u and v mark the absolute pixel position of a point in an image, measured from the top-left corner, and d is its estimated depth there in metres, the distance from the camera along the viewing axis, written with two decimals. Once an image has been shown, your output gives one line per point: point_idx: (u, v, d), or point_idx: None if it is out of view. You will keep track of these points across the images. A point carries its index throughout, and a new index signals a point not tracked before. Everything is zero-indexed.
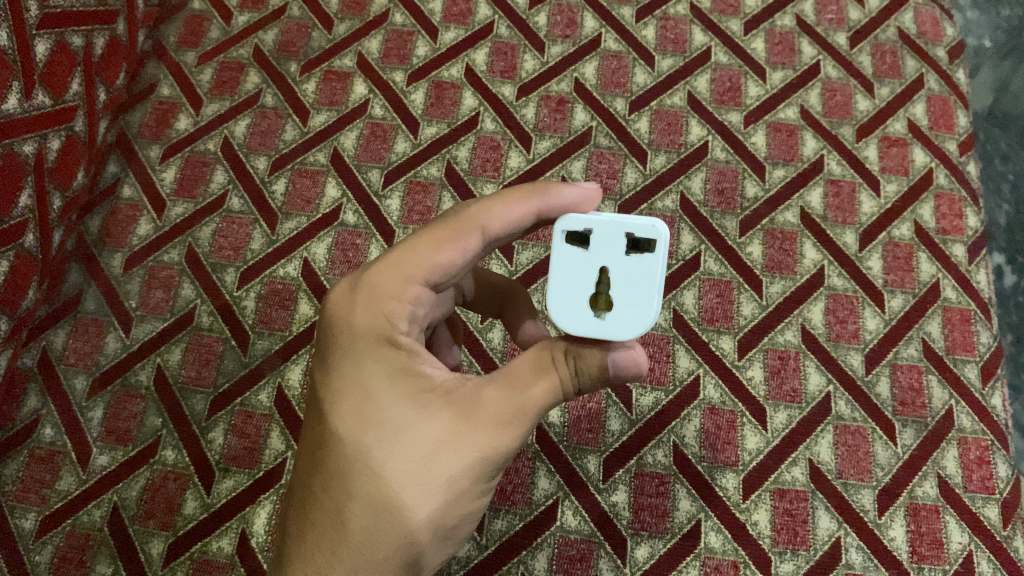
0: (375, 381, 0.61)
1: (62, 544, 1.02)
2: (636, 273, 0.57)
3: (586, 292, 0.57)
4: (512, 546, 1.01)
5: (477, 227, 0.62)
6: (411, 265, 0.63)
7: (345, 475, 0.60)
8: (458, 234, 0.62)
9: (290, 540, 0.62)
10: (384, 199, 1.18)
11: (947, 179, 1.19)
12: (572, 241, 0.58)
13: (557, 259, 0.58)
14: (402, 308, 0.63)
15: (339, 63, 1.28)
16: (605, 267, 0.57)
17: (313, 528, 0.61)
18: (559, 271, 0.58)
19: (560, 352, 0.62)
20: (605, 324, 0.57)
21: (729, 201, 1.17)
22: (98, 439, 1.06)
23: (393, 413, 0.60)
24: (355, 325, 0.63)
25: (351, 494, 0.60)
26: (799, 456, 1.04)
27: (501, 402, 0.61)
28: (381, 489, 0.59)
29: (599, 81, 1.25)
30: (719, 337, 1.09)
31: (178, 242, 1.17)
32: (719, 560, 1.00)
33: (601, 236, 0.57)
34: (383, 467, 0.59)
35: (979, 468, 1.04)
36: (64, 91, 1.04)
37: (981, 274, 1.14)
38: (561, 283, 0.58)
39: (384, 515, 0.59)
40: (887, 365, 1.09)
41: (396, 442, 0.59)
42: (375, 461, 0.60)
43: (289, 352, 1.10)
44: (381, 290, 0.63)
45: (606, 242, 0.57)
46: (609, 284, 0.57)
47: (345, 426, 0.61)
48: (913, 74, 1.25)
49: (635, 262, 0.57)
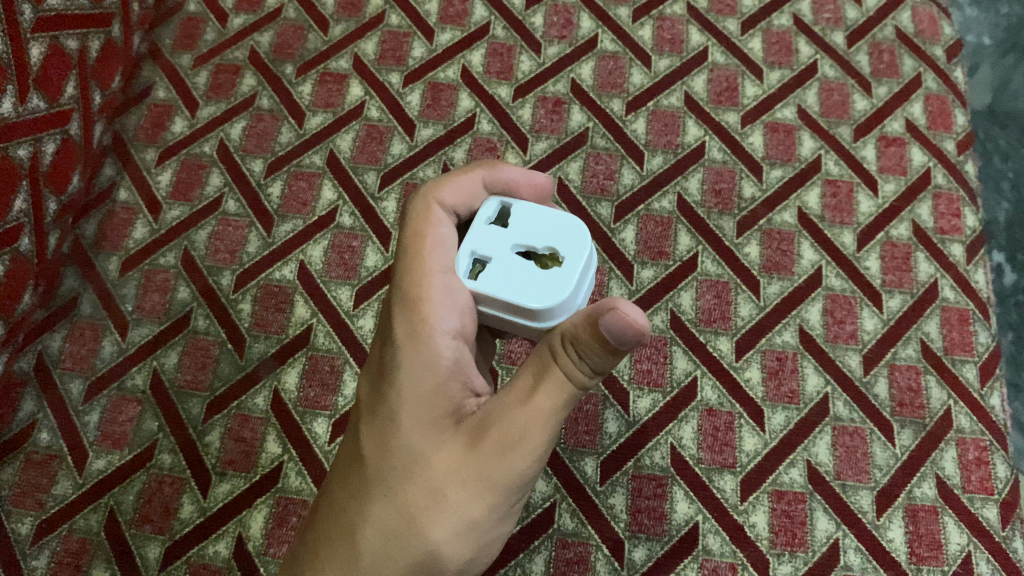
0: (398, 401, 0.63)
1: (59, 549, 1.02)
2: (525, 224, 0.66)
3: (530, 269, 0.64)
4: (509, 549, 1.00)
5: (434, 201, 0.68)
6: (426, 262, 0.65)
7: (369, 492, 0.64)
8: (431, 216, 0.67)
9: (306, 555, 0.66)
10: (379, 201, 1.18)
11: (945, 179, 1.18)
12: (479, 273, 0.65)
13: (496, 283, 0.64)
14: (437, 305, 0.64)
15: (335, 64, 1.28)
16: (516, 248, 0.65)
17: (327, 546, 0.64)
18: (502, 286, 0.64)
19: (558, 343, 0.61)
20: (567, 262, 0.63)
21: (726, 201, 1.17)
22: (94, 443, 1.06)
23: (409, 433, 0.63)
24: (396, 336, 0.65)
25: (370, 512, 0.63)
26: (797, 458, 1.04)
27: (509, 422, 0.61)
28: (400, 508, 0.62)
29: (595, 81, 1.25)
30: (717, 338, 1.09)
31: (174, 245, 1.17)
32: (717, 562, 0.99)
33: (479, 242, 0.66)
34: (398, 492, 0.62)
35: (978, 468, 1.03)
36: (59, 94, 1.04)
37: (980, 274, 1.13)
38: (516, 286, 0.63)
39: (403, 534, 0.62)
40: (886, 365, 1.08)
41: (412, 461, 0.62)
42: (395, 482, 0.62)
43: (286, 354, 1.09)
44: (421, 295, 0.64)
45: (490, 238, 0.66)
46: (531, 243, 0.65)
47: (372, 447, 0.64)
48: (911, 74, 1.25)
49: (516, 222, 0.66)
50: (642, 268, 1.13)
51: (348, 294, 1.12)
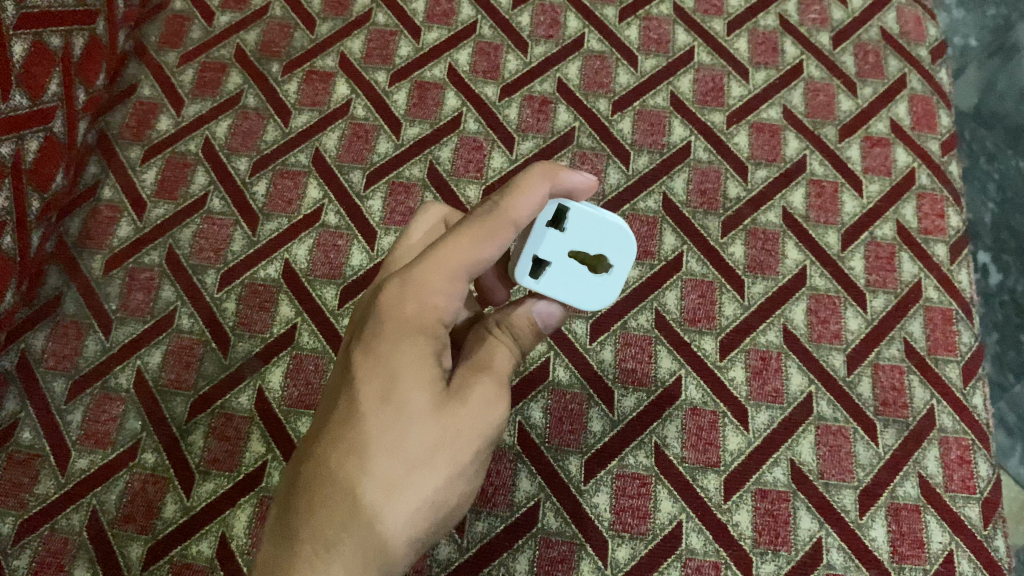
0: (406, 360, 0.55)
1: (41, 549, 1.01)
2: (575, 227, 0.66)
3: (576, 273, 0.67)
4: (492, 548, 1.00)
5: (511, 223, 0.59)
6: (453, 260, 0.58)
7: (365, 454, 0.51)
8: (499, 232, 0.59)
9: (288, 543, 0.50)
10: (365, 200, 1.18)
11: (929, 179, 1.19)
12: (536, 265, 0.66)
13: (554, 288, 0.67)
14: (462, 253, 0.58)
15: (322, 63, 1.27)
16: (569, 253, 0.67)
17: (312, 526, 0.50)
18: (556, 288, 0.67)
19: (492, 326, 0.65)
20: (601, 278, 0.67)
21: (711, 201, 1.17)
22: (77, 442, 1.05)
23: (398, 365, 0.54)
24: (392, 312, 0.57)
25: (368, 475, 0.51)
26: (780, 457, 1.04)
27: (497, 396, 0.58)
28: (397, 495, 0.51)
29: (582, 81, 1.25)
30: (701, 337, 1.09)
31: (159, 243, 1.16)
32: (700, 561, 1.00)
33: (550, 246, 0.66)
34: (409, 473, 0.52)
35: (960, 468, 1.04)
36: (42, 91, 1.03)
37: (963, 274, 1.14)
38: (565, 285, 0.67)
39: (385, 503, 0.51)
40: (869, 365, 1.09)
41: (426, 437, 0.53)
42: (399, 458, 0.52)
43: (271, 353, 1.09)
44: (446, 242, 0.58)
45: (549, 243, 0.66)
46: (577, 252, 0.67)
47: (364, 400, 0.53)
48: (896, 75, 1.26)
49: (567, 226, 0.66)
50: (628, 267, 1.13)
51: (333, 293, 1.12)
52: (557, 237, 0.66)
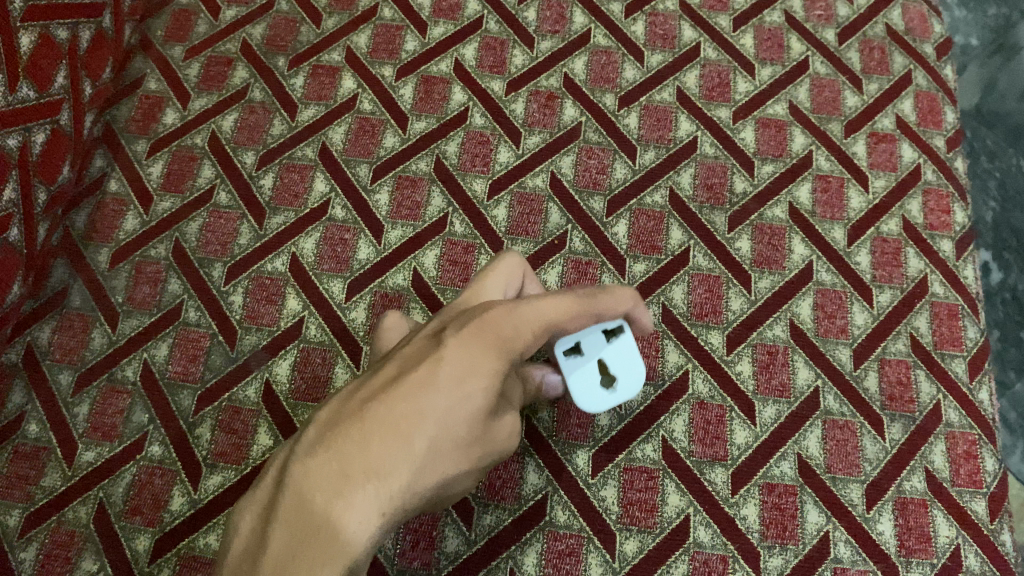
0: (497, 365, 0.58)
1: (47, 542, 1.01)
2: (619, 348, 0.85)
3: (592, 377, 0.87)
4: (500, 541, 1.00)
5: (598, 310, 0.76)
6: (555, 309, 0.65)
7: (427, 420, 0.51)
8: (589, 312, 0.72)
9: (356, 457, 0.47)
10: (372, 194, 1.18)
11: (935, 175, 1.20)
12: (571, 353, 0.85)
13: (571, 375, 0.87)
14: (538, 318, 0.63)
15: (328, 57, 1.27)
16: (600, 360, 0.85)
17: (376, 452, 0.48)
18: (572, 376, 0.87)
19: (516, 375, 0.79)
20: (606, 395, 0.88)
21: (717, 196, 1.17)
22: (83, 435, 1.05)
23: (468, 362, 0.55)
24: (504, 317, 0.60)
25: (434, 436, 0.51)
26: (787, 451, 1.04)
27: (492, 429, 0.63)
28: (433, 469, 0.52)
29: (588, 76, 1.25)
30: (708, 332, 1.09)
31: (165, 237, 1.16)
32: (708, 554, 0.99)
33: (592, 352, 0.85)
34: (446, 454, 0.53)
35: (966, 462, 1.05)
36: (49, 84, 1.03)
37: (969, 269, 1.14)
38: (577, 382, 0.87)
39: (425, 469, 0.51)
40: (876, 360, 1.09)
41: (467, 436, 0.55)
42: (454, 441, 0.54)
43: (277, 347, 1.09)
44: (559, 300, 0.68)
45: (592, 346, 0.83)
46: (606, 364, 0.85)
47: (459, 368, 0.54)
48: (901, 71, 1.26)
49: (613, 342, 0.85)
50: (635, 262, 1.13)
51: (340, 287, 1.12)
52: (603, 343, 0.84)
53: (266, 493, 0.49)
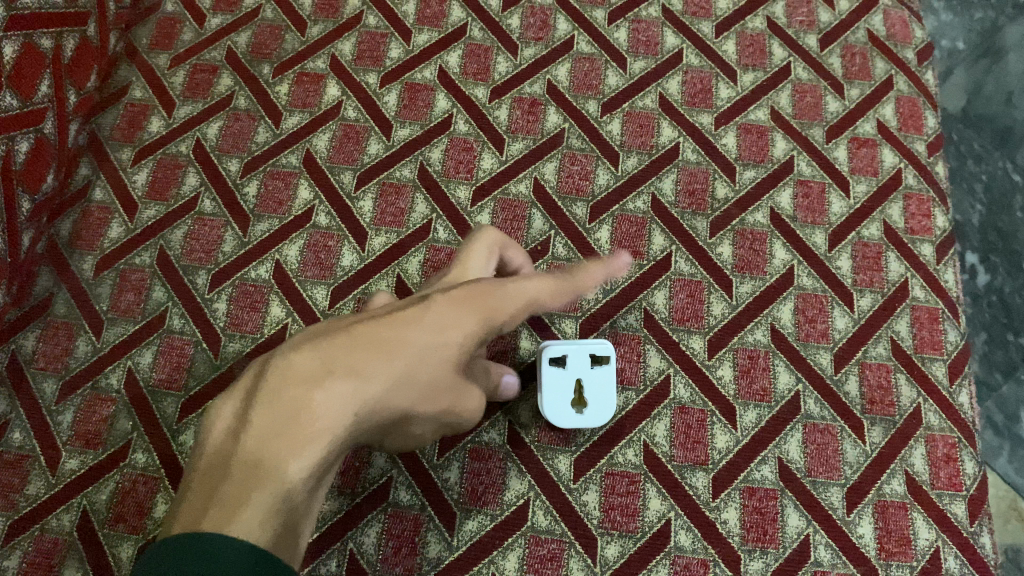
0: (466, 327, 0.72)
1: (31, 549, 1.01)
2: (599, 376, 1.03)
3: (568, 394, 1.02)
4: (483, 546, 1.00)
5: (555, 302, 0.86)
6: (519, 295, 0.81)
7: (400, 349, 0.65)
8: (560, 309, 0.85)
9: (339, 360, 0.61)
10: (356, 201, 1.18)
11: (916, 180, 1.20)
12: (557, 362, 1.03)
13: (548, 378, 1.02)
14: (506, 299, 0.78)
15: (313, 65, 1.28)
16: (580, 380, 1.02)
17: (358, 362, 0.61)
18: (550, 384, 1.02)
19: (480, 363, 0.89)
20: (574, 416, 1.01)
21: (699, 202, 1.18)
22: (67, 443, 1.06)
23: (441, 322, 0.70)
24: (481, 290, 0.76)
25: (404, 363, 0.64)
26: (768, 455, 1.05)
27: (455, 390, 0.76)
28: (400, 391, 0.65)
29: (571, 83, 1.26)
30: (689, 336, 1.10)
31: (149, 245, 1.16)
32: (689, 559, 1.00)
33: (577, 368, 1.03)
34: (412, 384, 0.66)
35: (946, 465, 1.05)
36: (32, 93, 1.04)
37: (949, 273, 1.15)
38: (551, 391, 1.02)
39: (395, 391, 0.64)
40: (856, 364, 1.10)
41: (431, 377, 0.69)
42: (417, 376, 0.67)
43: (261, 354, 1.10)
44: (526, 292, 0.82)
45: (578, 363, 1.03)
46: (585, 386, 1.02)
47: (433, 318, 0.69)
48: (883, 76, 1.27)
49: (597, 368, 1.03)
50: None
51: (324, 294, 1.13)
52: (587, 367, 1.03)
53: (249, 383, 0.62)
